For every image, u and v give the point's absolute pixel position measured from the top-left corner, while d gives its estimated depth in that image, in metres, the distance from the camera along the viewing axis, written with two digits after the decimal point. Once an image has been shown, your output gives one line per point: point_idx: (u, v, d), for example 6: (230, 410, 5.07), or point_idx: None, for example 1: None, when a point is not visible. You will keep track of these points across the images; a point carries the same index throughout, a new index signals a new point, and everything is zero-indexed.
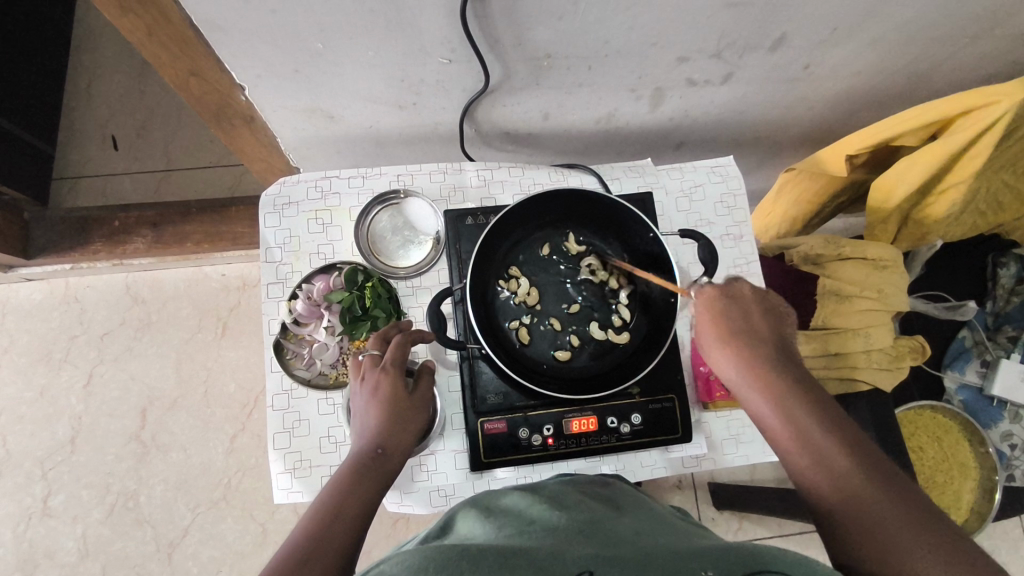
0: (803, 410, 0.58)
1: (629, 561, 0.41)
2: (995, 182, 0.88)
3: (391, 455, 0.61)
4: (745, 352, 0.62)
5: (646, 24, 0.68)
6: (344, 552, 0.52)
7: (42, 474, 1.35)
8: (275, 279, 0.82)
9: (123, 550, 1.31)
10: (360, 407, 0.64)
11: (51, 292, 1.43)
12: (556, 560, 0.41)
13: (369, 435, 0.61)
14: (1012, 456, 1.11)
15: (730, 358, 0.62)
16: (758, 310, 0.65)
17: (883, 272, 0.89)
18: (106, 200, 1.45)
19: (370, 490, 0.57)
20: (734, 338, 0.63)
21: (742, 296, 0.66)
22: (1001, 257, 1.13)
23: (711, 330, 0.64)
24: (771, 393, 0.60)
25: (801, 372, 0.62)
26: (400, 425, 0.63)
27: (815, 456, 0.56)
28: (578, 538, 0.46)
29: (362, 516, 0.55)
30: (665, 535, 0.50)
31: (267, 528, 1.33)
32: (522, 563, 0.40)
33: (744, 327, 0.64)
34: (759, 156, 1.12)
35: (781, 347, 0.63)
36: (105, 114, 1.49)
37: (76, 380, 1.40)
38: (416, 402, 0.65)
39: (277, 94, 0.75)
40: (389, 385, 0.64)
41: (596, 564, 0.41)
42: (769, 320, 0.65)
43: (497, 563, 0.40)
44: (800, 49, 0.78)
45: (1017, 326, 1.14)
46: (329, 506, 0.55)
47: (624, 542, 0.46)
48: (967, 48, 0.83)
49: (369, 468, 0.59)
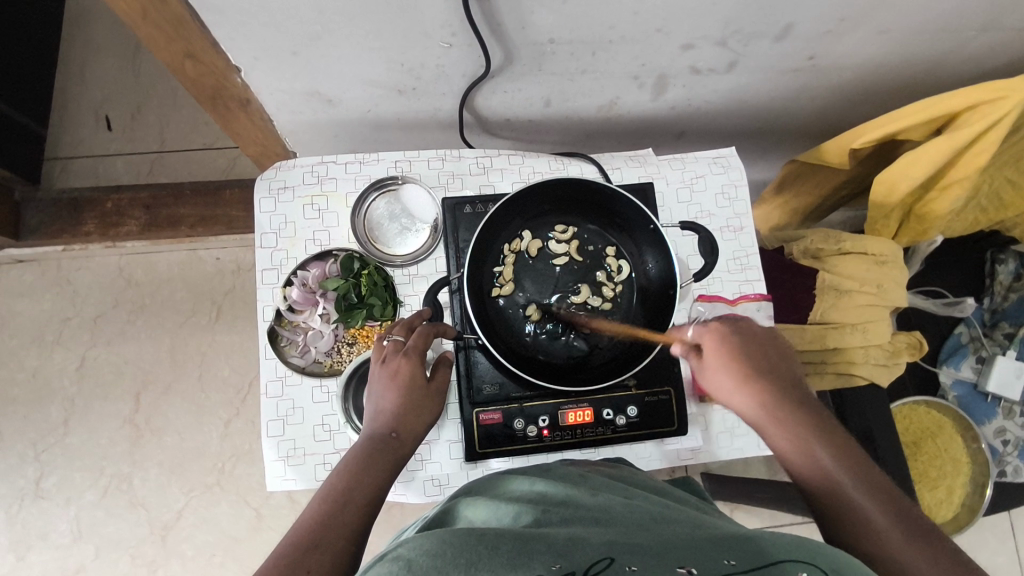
0: (810, 437, 0.58)
1: (648, 549, 0.41)
2: (997, 178, 0.88)
3: (403, 441, 0.63)
4: (758, 388, 0.61)
5: (651, 10, 0.67)
6: (355, 539, 0.51)
7: (35, 457, 1.34)
8: (270, 265, 0.80)
9: (118, 532, 1.32)
10: (377, 389, 0.65)
11: (43, 273, 1.41)
12: (575, 547, 0.40)
13: (387, 417, 0.63)
14: (1004, 452, 1.11)
15: (750, 399, 0.61)
16: (766, 343, 0.65)
17: (884, 268, 0.89)
18: (98, 181, 1.43)
19: (381, 473, 0.58)
20: (747, 374, 0.62)
21: (750, 330, 0.66)
22: (999, 253, 1.14)
23: (723, 367, 0.63)
24: (789, 428, 0.59)
25: (814, 403, 0.62)
26: (414, 413, 0.65)
27: (843, 498, 0.54)
28: (596, 524, 0.46)
29: (372, 499, 0.55)
30: (680, 517, 0.49)
31: (261, 512, 1.34)
32: (538, 547, 0.40)
33: (756, 363, 0.63)
34: (761, 148, 1.11)
35: (792, 379, 0.63)
36: (98, 93, 1.46)
37: (70, 362, 1.39)
38: (432, 393, 0.68)
39: (273, 75, 0.73)
40: (409, 370, 0.66)
41: (615, 551, 0.40)
42: (777, 357, 0.65)
43: (515, 547, 0.40)
44: (806, 39, 0.77)
45: (1014, 322, 1.13)
46: (340, 491, 0.54)
47: (641, 526, 0.46)
48: (975, 40, 0.82)
49: (382, 451, 0.60)
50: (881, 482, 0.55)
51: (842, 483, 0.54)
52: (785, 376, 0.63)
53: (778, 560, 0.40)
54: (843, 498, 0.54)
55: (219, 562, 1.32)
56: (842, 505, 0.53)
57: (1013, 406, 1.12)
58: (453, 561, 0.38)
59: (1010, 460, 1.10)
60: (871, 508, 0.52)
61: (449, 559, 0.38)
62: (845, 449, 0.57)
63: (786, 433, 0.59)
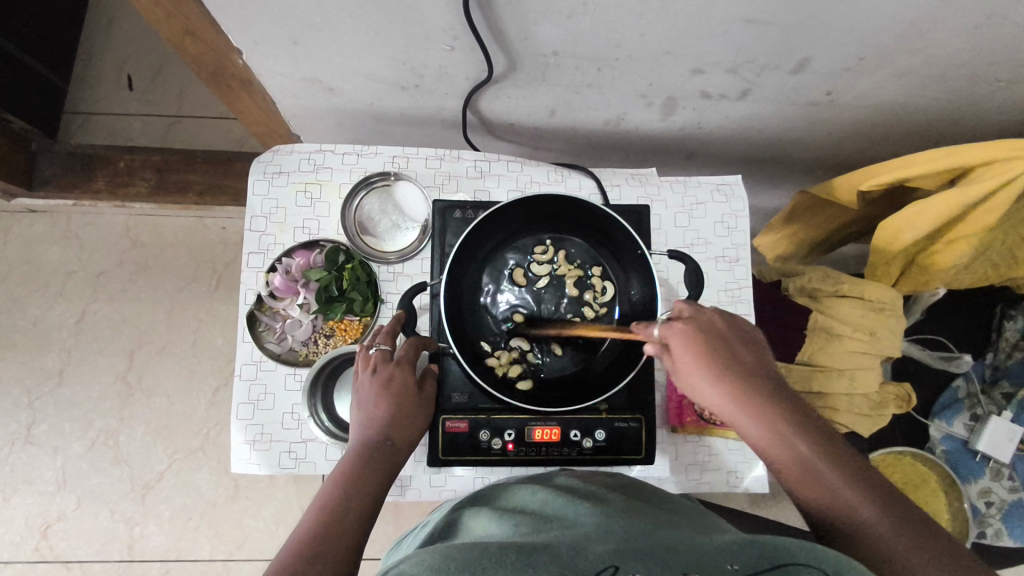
0: (791, 432, 0.58)
1: (652, 557, 0.44)
2: (1011, 234, 0.85)
3: (399, 448, 0.65)
4: (727, 383, 0.60)
5: (659, 32, 0.65)
6: (356, 546, 0.55)
7: (28, 403, 1.37)
8: (257, 249, 0.80)
9: (100, 485, 1.34)
10: (367, 398, 0.66)
11: (52, 225, 1.42)
12: (579, 557, 0.44)
13: (380, 426, 0.65)
14: (986, 513, 1.09)
15: (720, 395, 0.61)
16: (730, 330, 0.64)
17: (881, 315, 0.86)
18: (115, 140, 1.44)
19: (378, 478, 0.61)
20: (715, 369, 0.61)
21: (712, 321, 0.64)
22: (1010, 309, 1.11)
23: (695, 361, 0.62)
24: (763, 423, 0.59)
25: (786, 390, 0.62)
26: (406, 421, 0.67)
27: (820, 485, 0.55)
28: (595, 532, 0.49)
29: (370, 505, 0.59)
30: (674, 526, 0.53)
31: (239, 483, 1.36)
32: (541, 560, 0.43)
33: (723, 356, 0.61)
34: (772, 176, 1.08)
35: (759, 364, 0.63)
36: (123, 51, 1.47)
37: (70, 315, 1.40)
38: (422, 402, 0.69)
39: (275, 61, 0.73)
40: (401, 381, 0.68)
41: (620, 559, 0.44)
42: (743, 345, 0.63)
43: (518, 561, 0.42)
44: (822, 74, 0.75)
45: (1015, 382, 1.09)
46: (338, 500, 0.57)
47: (640, 533, 0.49)
48: (1001, 91, 0.79)
49: (377, 458, 0.62)
50: (860, 470, 0.56)
51: (826, 476, 0.55)
52: (756, 363, 0.63)
53: (778, 561, 0.43)
54: (828, 489, 0.55)
55: (194, 526, 1.34)
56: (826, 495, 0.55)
57: (1001, 468, 1.09)
58: None
59: (992, 521, 1.09)
60: (853, 495, 0.54)
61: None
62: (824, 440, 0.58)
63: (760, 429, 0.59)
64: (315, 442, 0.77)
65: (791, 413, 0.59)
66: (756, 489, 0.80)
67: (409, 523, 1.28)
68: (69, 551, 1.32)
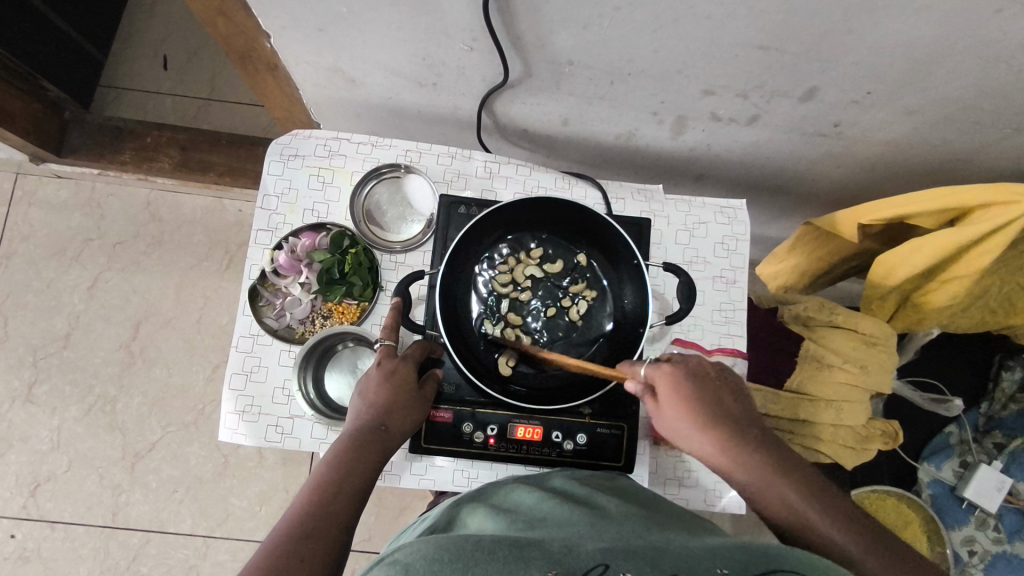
0: (776, 478, 0.60)
1: (642, 556, 0.45)
2: (1009, 282, 0.86)
3: (391, 435, 0.66)
4: (714, 430, 0.62)
5: (672, 50, 0.67)
6: (345, 527, 0.57)
7: (33, 362, 1.39)
8: (265, 227, 0.83)
9: (92, 450, 1.37)
10: (366, 386, 0.68)
11: (76, 192, 1.45)
12: (570, 554, 0.45)
13: (375, 412, 0.66)
14: (967, 561, 1.12)
15: (703, 436, 0.63)
16: (716, 381, 0.66)
17: (873, 349, 0.86)
18: (144, 117, 1.48)
19: (371, 463, 0.62)
20: (700, 416, 0.63)
21: (700, 367, 0.66)
22: (1009, 359, 1.15)
23: (681, 412, 0.64)
24: (743, 467, 0.61)
25: (767, 439, 0.63)
26: (402, 411, 0.68)
27: (817, 534, 0.57)
28: (589, 533, 0.50)
29: (360, 490, 0.60)
30: (667, 530, 0.53)
31: (229, 460, 1.38)
32: (532, 555, 0.44)
33: (709, 401, 0.64)
34: (779, 206, 1.09)
35: (746, 421, 0.64)
36: (163, 33, 1.51)
37: (83, 280, 1.43)
38: (420, 399, 0.70)
39: (301, 47, 0.76)
40: (404, 375, 0.69)
41: (609, 557, 0.44)
42: (726, 386, 0.67)
43: (509, 555, 0.44)
44: (829, 105, 0.76)
45: (1007, 433, 1.14)
46: (330, 484, 0.59)
47: (634, 536, 0.50)
48: (1008, 138, 0.80)
49: (373, 445, 0.63)
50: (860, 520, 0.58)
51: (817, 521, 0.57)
52: (739, 415, 0.64)
53: (773, 565, 0.44)
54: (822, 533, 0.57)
55: (179, 499, 1.36)
56: (811, 532, 0.57)
57: (986, 518, 1.13)
58: (451, 564, 0.43)
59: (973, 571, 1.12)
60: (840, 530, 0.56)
61: (447, 563, 0.43)
62: (817, 486, 0.60)
63: (743, 471, 0.61)
64: (302, 419, 0.79)
65: (775, 456, 0.62)
66: (734, 508, 0.79)
67: (389, 517, 1.29)
68: (56, 512, 1.34)
